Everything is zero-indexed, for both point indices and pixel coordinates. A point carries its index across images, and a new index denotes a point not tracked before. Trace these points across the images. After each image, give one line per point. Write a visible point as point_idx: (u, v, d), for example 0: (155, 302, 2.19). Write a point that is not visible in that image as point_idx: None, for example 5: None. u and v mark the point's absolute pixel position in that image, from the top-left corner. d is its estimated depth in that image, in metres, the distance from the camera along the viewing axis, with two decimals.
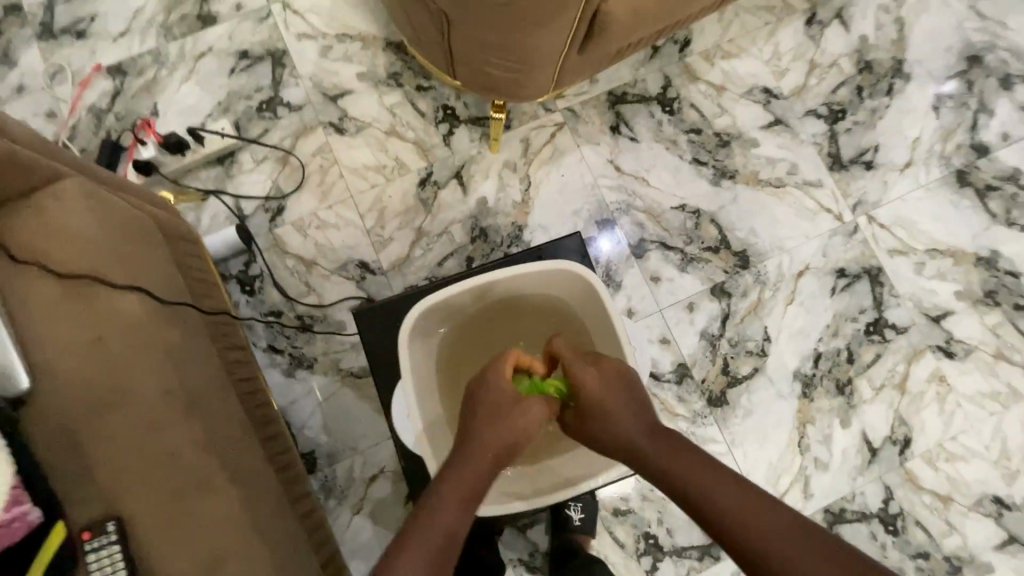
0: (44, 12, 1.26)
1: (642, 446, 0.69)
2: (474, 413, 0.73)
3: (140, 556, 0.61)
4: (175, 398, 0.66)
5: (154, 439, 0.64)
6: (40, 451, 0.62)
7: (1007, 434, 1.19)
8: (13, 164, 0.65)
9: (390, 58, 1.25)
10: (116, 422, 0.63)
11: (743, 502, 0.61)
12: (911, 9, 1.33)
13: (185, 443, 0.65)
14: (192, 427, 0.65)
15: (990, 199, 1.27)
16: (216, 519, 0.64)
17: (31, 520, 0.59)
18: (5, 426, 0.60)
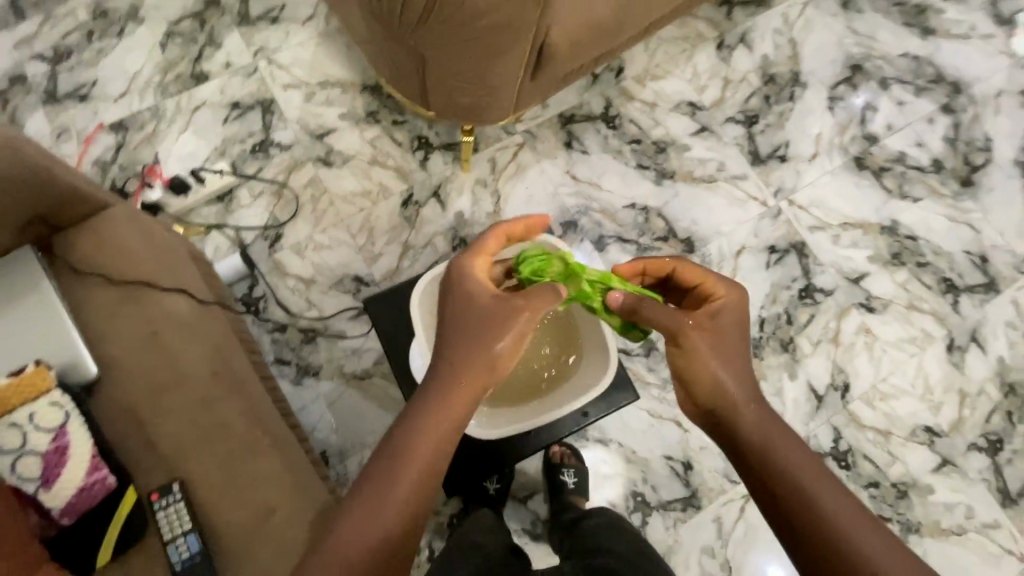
0: (47, 80, 1.39)
1: (728, 389, 0.72)
2: (450, 327, 0.74)
3: (199, 507, 0.78)
4: (222, 379, 0.85)
5: (208, 412, 0.82)
6: (116, 430, 0.81)
7: (927, 371, 1.40)
8: (77, 195, 0.84)
9: (367, 99, 1.42)
10: (176, 400, 0.82)
11: (801, 462, 0.66)
12: (800, 30, 1.60)
13: (233, 414, 0.83)
14: (238, 402, 0.84)
15: (884, 178, 1.52)
16: (262, 474, 0.81)
17: (109, 483, 0.77)
18: (85, 409, 0.79)
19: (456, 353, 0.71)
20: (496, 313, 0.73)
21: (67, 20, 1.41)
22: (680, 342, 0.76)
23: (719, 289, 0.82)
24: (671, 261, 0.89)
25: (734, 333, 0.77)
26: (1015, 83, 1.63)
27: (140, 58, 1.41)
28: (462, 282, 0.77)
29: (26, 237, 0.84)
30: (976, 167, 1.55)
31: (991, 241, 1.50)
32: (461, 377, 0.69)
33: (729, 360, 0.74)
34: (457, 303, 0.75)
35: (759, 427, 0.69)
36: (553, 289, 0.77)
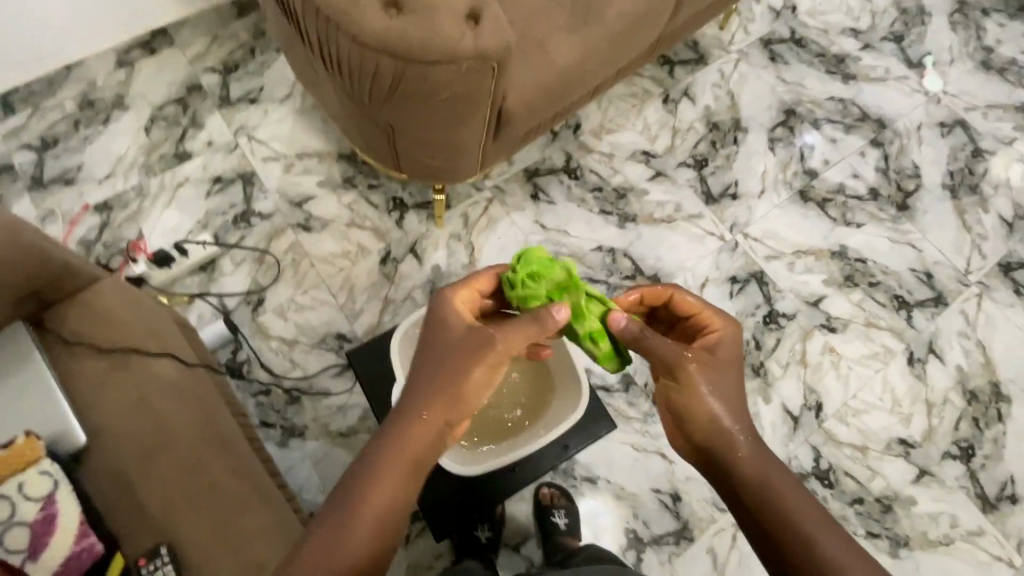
0: (34, 168, 1.45)
1: (726, 423, 0.74)
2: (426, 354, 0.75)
3: (187, 567, 0.80)
4: (208, 438, 0.88)
5: (194, 473, 0.85)
6: (103, 497, 0.83)
7: (893, 385, 1.47)
8: (70, 271, 0.89)
9: (343, 166, 1.52)
10: (163, 462, 0.84)
11: (793, 493, 0.68)
12: (736, 82, 1.77)
13: (220, 472, 0.86)
14: (225, 460, 0.87)
15: (828, 208, 1.64)
16: (250, 528, 0.83)
17: (97, 549, 0.78)
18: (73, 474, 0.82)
19: (425, 379, 0.73)
20: (468, 341, 0.74)
21: (54, 111, 1.49)
22: (678, 374, 0.76)
23: (714, 324, 0.83)
24: (668, 289, 0.88)
25: (729, 368, 0.78)
26: (932, 116, 1.81)
27: (125, 142, 1.49)
28: (441, 310, 0.79)
29: (20, 313, 0.88)
30: (909, 193, 1.69)
31: (933, 258, 1.62)
32: (429, 403, 0.71)
33: (722, 394, 0.76)
34: (434, 333, 0.77)
35: (755, 463, 0.70)
36: (534, 320, 0.77)
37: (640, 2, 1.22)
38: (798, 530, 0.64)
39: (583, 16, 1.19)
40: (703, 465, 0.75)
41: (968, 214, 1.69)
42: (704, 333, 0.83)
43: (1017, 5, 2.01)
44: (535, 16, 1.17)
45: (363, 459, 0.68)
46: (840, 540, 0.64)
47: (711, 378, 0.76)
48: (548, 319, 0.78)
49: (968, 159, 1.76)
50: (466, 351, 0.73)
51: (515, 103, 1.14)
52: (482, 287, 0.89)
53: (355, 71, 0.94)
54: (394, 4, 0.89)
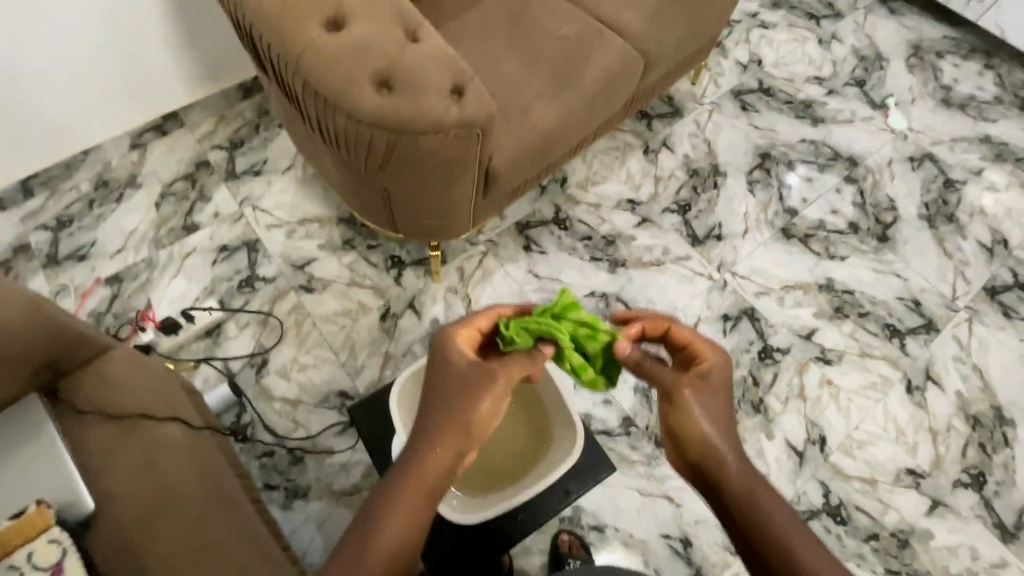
0: (50, 246, 1.53)
1: (719, 445, 0.72)
2: (432, 389, 0.76)
3: None
4: (213, 499, 0.90)
5: (199, 535, 0.85)
6: (109, 564, 0.84)
7: (895, 414, 1.47)
8: (85, 341, 0.94)
9: (342, 229, 1.59)
10: (167, 525, 0.86)
11: (779, 515, 0.67)
12: (711, 131, 1.88)
13: (224, 532, 0.87)
14: (228, 521, 0.88)
15: (811, 243, 1.70)
16: None
17: None
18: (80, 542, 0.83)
19: (436, 413, 0.73)
20: (474, 376, 0.75)
21: (70, 193, 1.59)
22: (673, 399, 0.76)
23: (704, 352, 0.82)
24: (665, 320, 0.88)
25: (721, 392, 0.77)
26: (900, 152, 1.91)
27: (136, 217, 1.58)
28: (445, 346, 0.80)
29: (34, 383, 0.91)
30: (888, 225, 1.76)
31: (919, 285, 1.66)
32: (442, 436, 0.70)
33: (714, 416, 0.74)
34: (440, 369, 0.77)
35: (744, 482, 0.69)
36: (526, 358, 0.86)
37: (611, 67, 1.33)
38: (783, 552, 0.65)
39: (560, 82, 1.29)
40: (696, 484, 0.73)
41: (948, 242, 1.74)
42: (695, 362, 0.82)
43: (967, 47, 2.16)
44: (516, 85, 1.27)
45: (377, 494, 0.67)
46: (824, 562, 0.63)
47: (703, 400, 0.75)
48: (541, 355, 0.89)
49: (940, 190, 1.84)
50: (473, 382, 0.75)
51: (501, 163, 1.22)
52: (483, 326, 0.89)
53: (350, 143, 1.02)
54: (384, 82, 0.98)
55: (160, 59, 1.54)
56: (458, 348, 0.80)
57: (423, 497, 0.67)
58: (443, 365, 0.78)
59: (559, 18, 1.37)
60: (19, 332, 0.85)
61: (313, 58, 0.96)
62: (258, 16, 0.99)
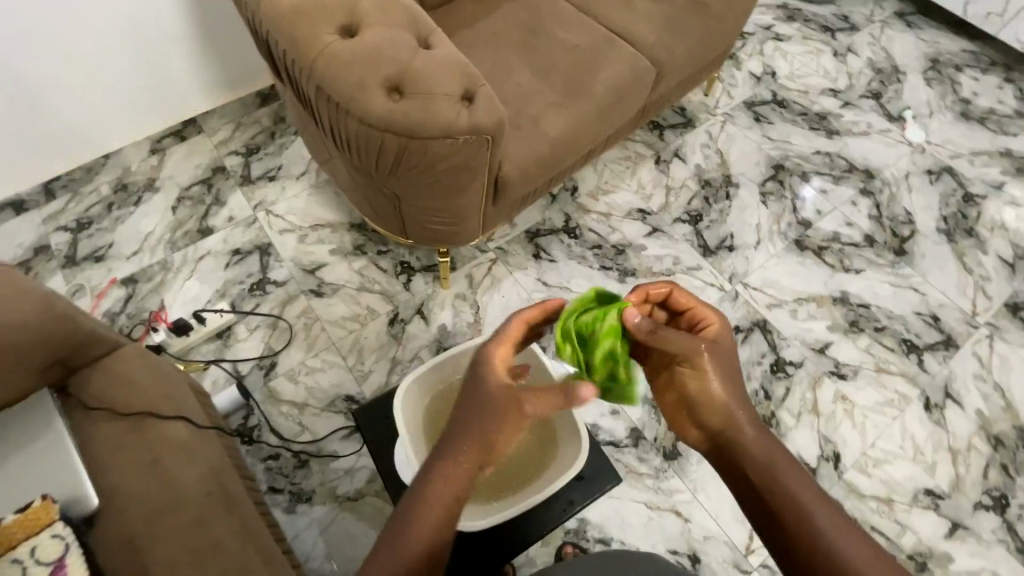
0: (69, 247, 1.56)
1: (735, 410, 0.72)
2: (463, 401, 0.73)
3: None
4: (217, 498, 0.90)
5: (201, 535, 0.85)
6: (109, 562, 0.84)
7: (912, 432, 1.43)
8: (93, 338, 0.95)
9: (354, 234, 1.61)
10: (170, 523, 0.86)
11: (795, 478, 0.67)
12: (724, 142, 1.87)
13: (226, 532, 0.87)
14: (230, 521, 0.88)
15: (826, 256, 1.68)
16: None
17: None
18: (82, 539, 0.83)
19: (464, 427, 0.70)
20: (504, 400, 0.71)
21: (90, 195, 1.62)
22: (692, 363, 0.74)
23: (710, 317, 0.79)
24: (668, 283, 0.82)
25: (733, 359, 0.76)
26: (918, 165, 1.88)
27: (153, 220, 1.60)
28: (482, 361, 0.75)
29: (44, 381, 0.93)
30: (905, 238, 1.72)
31: (938, 300, 1.62)
32: (463, 455, 0.69)
33: (728, 382, 0.74)
34: (471, 387, 0.74)
35: (761, 446, 0.70)
36: (566, 391, 0.70)
37: (622, 76, 1.34)
38: (799, 514, 0.64)
39: (571, 91, 1.29)
40: (712, 454, 0.74)
41: (968, 257, 1.70)
42: (700, 326, 0.80)
43: (987, 61, 2.14)
44: (527, 94, 1.28)
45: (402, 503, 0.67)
46: (839, 523, 0.63)
47: (720, 362, 0.74)
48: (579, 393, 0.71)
49: (959, 204, 1.80)
50: (507, 401, 0.71)
51: (511, 169, 1.22)
52: (517, 337, 0.80)
53: (361, 147, 1.02)
54: (397, 88, 0.98)
55: (180, 66, 1.58)
56: (495, 365, 0.75)
57: (444, 512, 0.66)
58: (478, 381, 0.74)
59: (570, 28, 1.38)
60: (32, 331, 0.86)
61: (326, 62, 0.97)
62: (272, 24, 1.01)
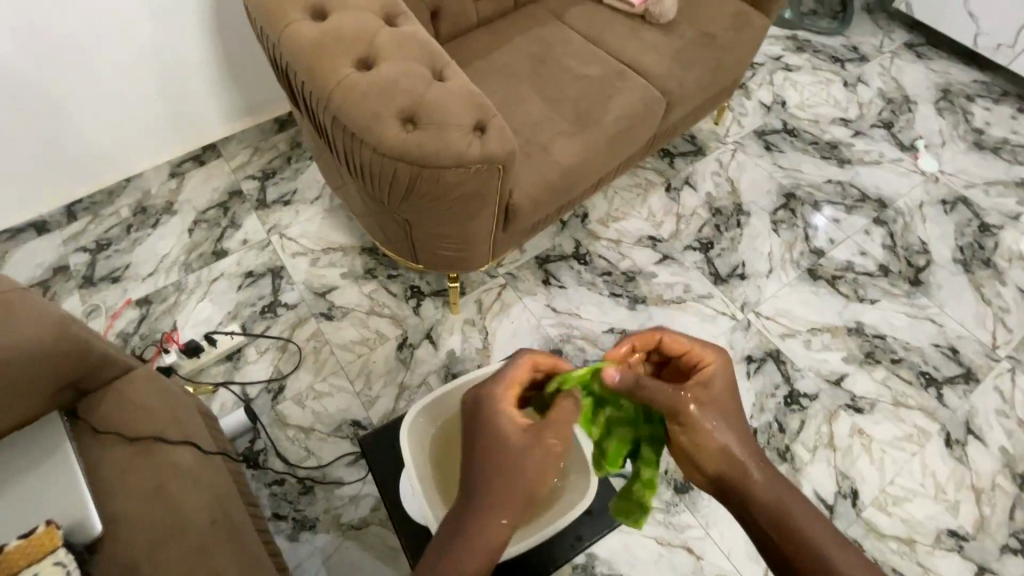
0: (86, 268, 1.58)
1: (738, 456, 0.68)
2: (486, 453, 0.70)
3: None
4: (221, 526, 0.89)
5: (203, 564, 0.84)
6: None
7: (933, 468, 1.39)
8: (106, 361, 0.96)
9: (365, 258, 1.62)
10: (172, 552, 0.85)
11: (807, 520, 0.64)
12: (734, 171, 1.87)
13: (229, 562, 0.85)
14: (233, 550, 0.87)
15: (840, 285, 1.66)
16: None
17: None
18: (83, 566, 0.82)
19: (492, 480, 0.69)
20: (529, 443, 0.70)
21: (110, 218, 1.66)
22: (681, 419, 0.70)
23: (706, 359, 0.75)
24: (656, 333, 0.78)
25: (728, 401, 0.72)
26: (932, 195, 1.86)
27: (169, 242, 1.63)
28: (498, 408, 0.73)
29: (54, 403, 0.93)
30: (921, 268, 1.70)
31: (956, 332, 1.59)
32: (504, 508, 0.67)
33: (729, 425, 0.69)
34: (493, 438, 0.71)
35: (768, 490, 0.66)
36: (572, 402, 0.75)
37: (634, 106, 1.35)
38: (817, 560, 0.62)
39: (583, 120, 1.31)
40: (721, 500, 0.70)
41: (986, 288, 1.68)
42: (697, 368, 0.75)
43: (999, 92, 2.14)
44: (539, 123, 1.30)
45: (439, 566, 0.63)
46: (858, 562, 0.61)
47: (714, 409, 0.70)
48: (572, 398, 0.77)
49: (975, 234, 1.78)
50: (530, 450, 0.70)
51: (520, 198, 1.23)
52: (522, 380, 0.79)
53: (375, 176, 1.04)
54: (410, 119, 1.00)
55: (202, 94, 1.63)
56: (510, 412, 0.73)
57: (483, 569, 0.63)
58: (497, 430, 0.71)
59: (582, 59, 1.41)
60: (47, 353, 0.87)
61: (343, 94, 0.99)
62: (291, 54, 1.03)
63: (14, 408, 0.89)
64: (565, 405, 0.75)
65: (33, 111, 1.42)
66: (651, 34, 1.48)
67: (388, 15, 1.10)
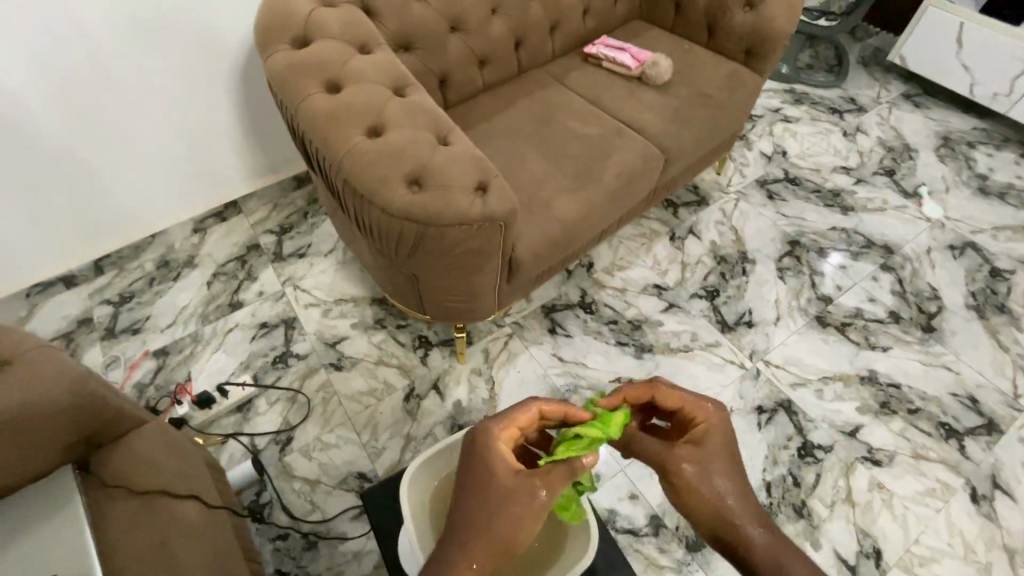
0: (109, 319, 1.64)
1: (733, 514, 0.65)
2: (470, 493, 0.66)
3: None
4: None
5: None
6: None
7: (959, 526, 1.33)
8: (121, 415, 1.00)
9: (375, 309, 1.66)
10: None
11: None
12: (738, 219, 1.90)
13: None
14: None
15: (850, 332, 1.64)
16: None
17: None
18: None
19: (473, 525, 0.64)
20: (518, 492, 0.65)
21: (134, 271, 1.73)
22: (670, 479, 0.68)
23: (698, 409, 0.73)
24: (648, 388, 0.77)
25: (723, 456, 0.69)
26: (939, 240, 1.86)
27: (188, 294, 1.69)
28: (489, 446, 0.69)
29: (69, 457, 0.95)
30: (933, 314, 1.68)
31: (974, 380, 1.56)
32: (480, 551, 0.62)
33: (722, 479, 0.67)
34: (480, 475, 0.67)
35: (765, 551, 0.62)
36: (568, 467, 0.69)
37: (631, 162, 1.41)
38: None
39: (582, 177, 1.36)
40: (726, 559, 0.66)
41: (1002, 334, 1.65)
42: (691, 422, 0.74)
43: (1000, 138, 2.17)
44: (540, 181, 1.35)
45: None
46: None
47: (706, 465, 0.68)
48: (580, 465, 0.69)
49: (987, 279, 1.77)
50: (517, 496, 0.65)
51: (524, 252, 1.27)
52: (523, 424, 0.74)
53: (383, 234, 1.09)
54: (416, 180, 1.06)
55: (226, 156, 1.74)
56: (502, 452, 0.69)
57: None
58: (483, 469, 0.67)
59: (582, 119, 1.48)
60: (68, 405, 0.91)
61: (353, 159, 1.05)
62: (307, 124, 1.11)
63: (24, 469, 0.89)
64: (560, 463, 0.69)
65: (71, 176, 1.50)
66: (648, 94, 1.55)
67: (397, 87, 1.18)
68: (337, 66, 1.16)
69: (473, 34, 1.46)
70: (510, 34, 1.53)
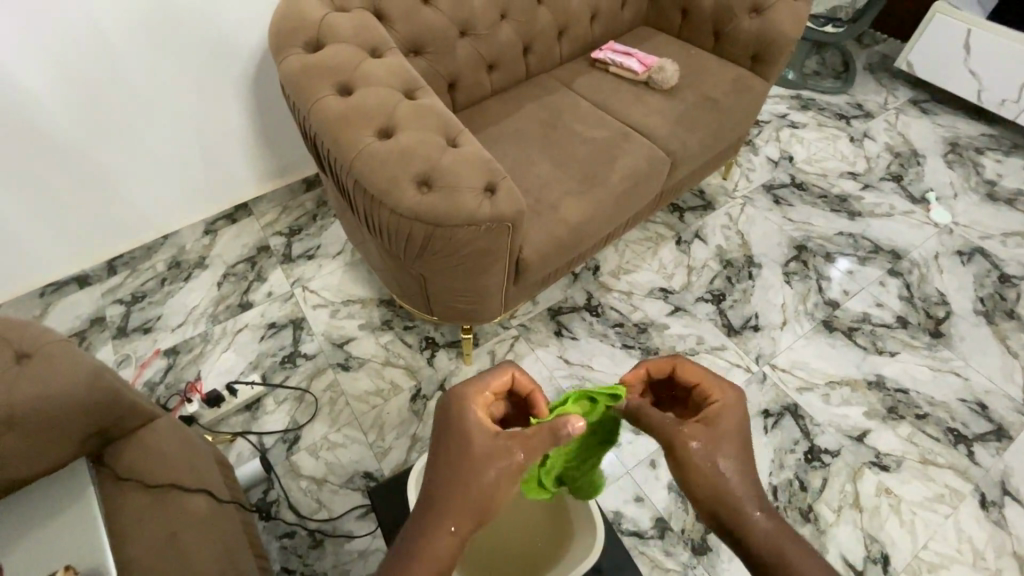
0: (121, 319, 1.67)
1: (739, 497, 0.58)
2: (443, 455, 0.63)
3: None
4: None
5: None
6: None
7: (969, 532, 1.32)
8: (135, 410, 1.01)
9: (382, 311, 1.68)
10: None
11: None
12: (744, 223, 1.90)
13: None
14: None
15: (856, 337, 1.64)
16: None
17: None
18: None
19: (447, 486, 0.60)
20: (493, 449, 0.62)
21: (146, 272, 1.76)
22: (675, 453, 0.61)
23: (717, 391, 0.67)
24: (672, 359, 0.73)
25: (734, 437, 0.62)
26: (947, 245, 1.86)
27: (198, 295, 1.72)
28: (459, 406, 0.66)
29: (82, 450, 0.97)
30: (940, 320, 1.68)
31: (983, 387, 1.55)
32: (456, 512, 0.59)
33: (733, 459, 0.60)
34: (454, 437, 0.63)
35: (769, 537, 0.55)
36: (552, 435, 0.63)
37: (639, 165, 1.42)
38: None
39: (590, 180, 1.38)
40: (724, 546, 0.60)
41: (1011, 340, 1.64)
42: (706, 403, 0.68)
43: (1009, 144, 2.17)
44: (548, 183, 1.36)
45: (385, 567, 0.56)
46: None
47: (716, 442, 0.61)
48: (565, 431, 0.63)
49: (996, 285, 1.76)
50: (493, 451, 0.62)
51: (531, 254, 1.27)
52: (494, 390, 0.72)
53: (392, 235, 1.11)
54: (425, 181, 1.07)
55: (236, 158, 1.76)
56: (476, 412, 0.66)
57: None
58: (456, 430, 0.64)
59: (589, 123, 1.50)
60: (80, 401, 0.92)
61: (363, 161, 1.07)
62: (318, 125, 1.13)
63: (37, 460, 0.91)
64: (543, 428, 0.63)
65: (81, 174, 1.52)
66: (655, 99, 1.57)
67: (407, 90, 1.20)
68: (349, 71, 1.18)
69: (481, 40, 1.48)
70: (518, 39, 1.56)
